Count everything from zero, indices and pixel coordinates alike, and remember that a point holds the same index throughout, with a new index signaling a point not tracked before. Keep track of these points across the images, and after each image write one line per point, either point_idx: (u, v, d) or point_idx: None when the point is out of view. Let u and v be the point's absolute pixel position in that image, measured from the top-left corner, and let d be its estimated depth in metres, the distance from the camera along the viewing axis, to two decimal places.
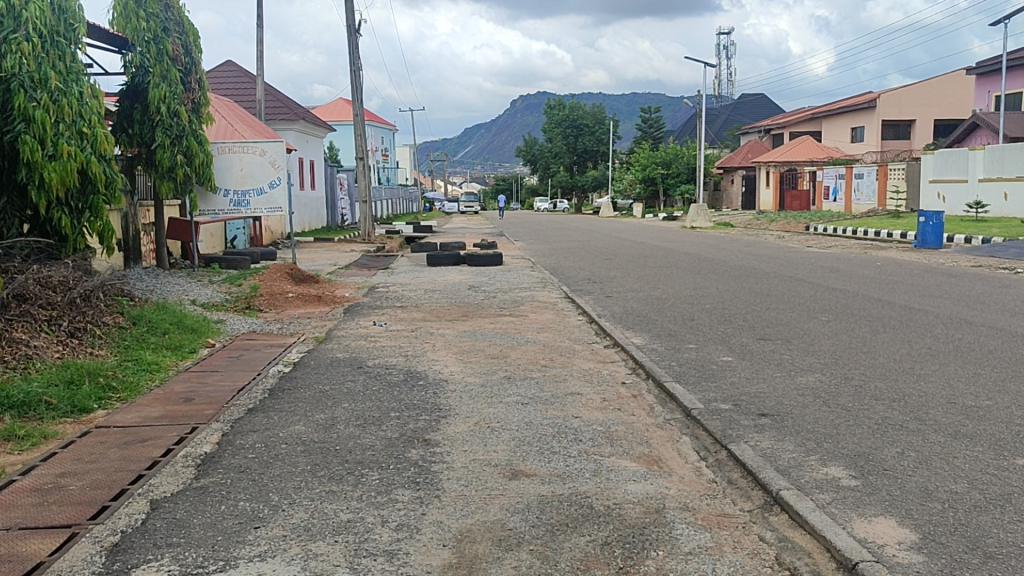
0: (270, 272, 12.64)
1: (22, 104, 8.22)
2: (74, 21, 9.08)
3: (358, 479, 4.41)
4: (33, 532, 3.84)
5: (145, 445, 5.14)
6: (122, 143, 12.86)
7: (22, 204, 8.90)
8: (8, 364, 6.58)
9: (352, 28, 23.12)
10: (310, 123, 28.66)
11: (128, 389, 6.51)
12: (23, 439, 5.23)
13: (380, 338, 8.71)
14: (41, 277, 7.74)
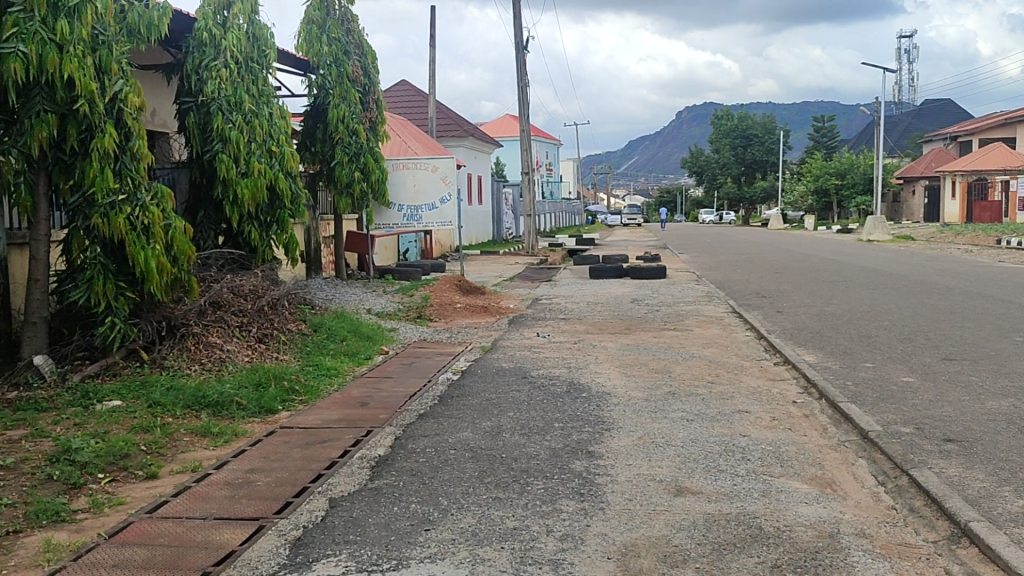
0: (440, 283, 13.04)
1: (220, 126, 8.94)
2: (266, 48, 9.72)
3: (523, 487, 4.48)
4: (225, 522, 4.15)
5: (325, 446, 5.43)
6: (306, 160, 13.77)
7: (218, 218, 9.67)
8: (206, 367, 7.25)
9: (519, 43, 23.53)
10: (479, 140, 29.45)
11: (310, 392, 6.90)
12: (218, 436, 5.67)
13: (544, 349, 8.80)
14: (235, 286, 8.36)
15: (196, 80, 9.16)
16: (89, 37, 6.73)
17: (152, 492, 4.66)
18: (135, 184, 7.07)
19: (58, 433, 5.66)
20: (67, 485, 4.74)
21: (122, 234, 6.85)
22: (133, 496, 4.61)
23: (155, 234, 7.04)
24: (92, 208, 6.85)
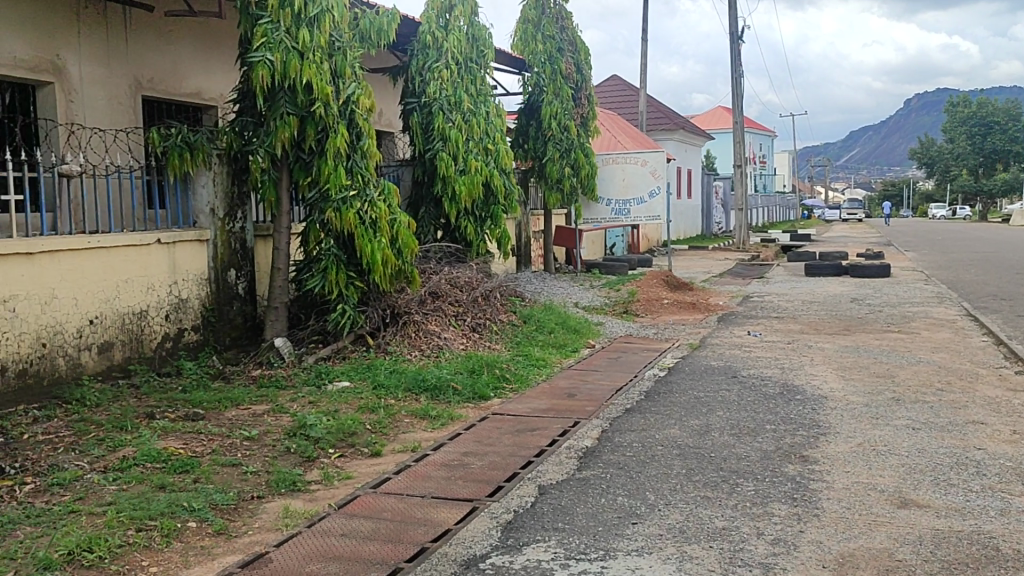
0: (647, 278, 12.97)
1: (441, 125, 9.41)
2: (485, 48, 10.07)
3: (733, 488, 4.39)
4: (442, 502, 4.38)
5: (534, 434, 5.57)
6: (519, 157, 14.08)
7: (438, 213, 10.06)
8: (425, 353, 7.72)
9: (735, 33, 22.88)
10: (690, 133, 28.92)
11: (520, 380, 7.10)
12: (435, 419, 5.98)
13: (755, 349, 8.55)
14: (452, 278, 8.86)
15: (420, 81, 9.55)
16: (327, 44, 7.27)
17: (376, 469, 4.99)
18: (364, 181, 7.59)
19: (295, 409, 6.19)
20: (302, 457, 5.17)
21: (352, 228, 7.36)
22: (359, 471, 4.97)
23: (381, 228, 7.54)
24: (327, 203, 7.41)
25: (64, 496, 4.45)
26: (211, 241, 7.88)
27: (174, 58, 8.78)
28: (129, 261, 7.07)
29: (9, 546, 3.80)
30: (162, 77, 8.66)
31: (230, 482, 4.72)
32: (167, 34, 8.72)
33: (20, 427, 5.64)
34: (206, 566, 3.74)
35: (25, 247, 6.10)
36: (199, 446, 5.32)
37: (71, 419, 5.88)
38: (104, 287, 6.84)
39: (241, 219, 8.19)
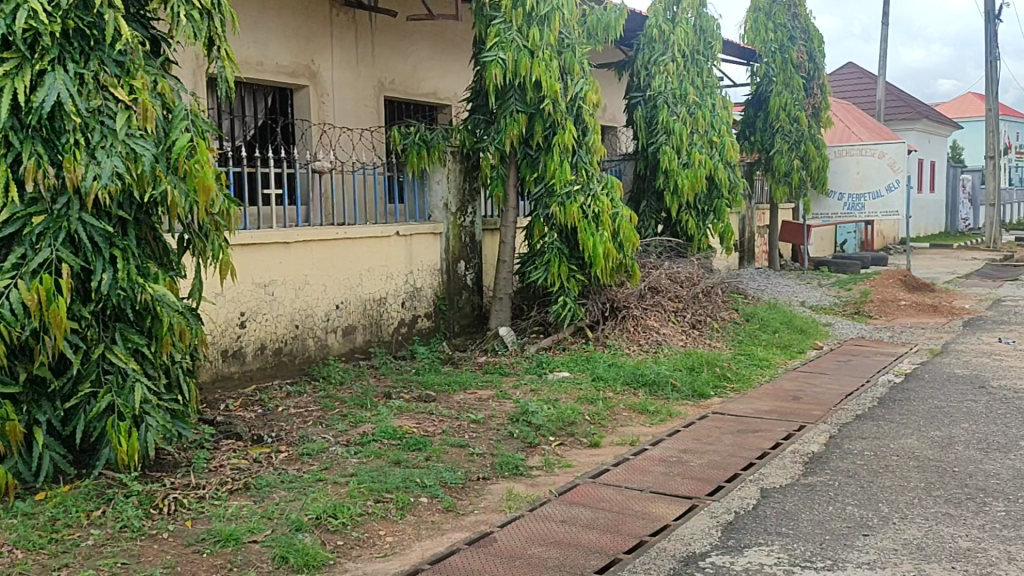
0: (882, 278, 12.20)
1: (666, 119, 9.38)
2: (712, 39, 9.86)
3: (980, 507, 4.05)
4: (660, 497, 4.39)
5: (757, 435, 5.42)
6: (745, 150, 13.72)
7: (659, 207, 10.03)
8: (644, 347, 7.77)
9: (991, 12, 20.91)
10: (935, 122, 26.76)
11: (741, 380, 6.93)
12: (654, 414, 5.98)
13: (1008, 357, 7.81)
14: (673, 273, 8.89)
15: (645, 75, 9.53)
16: (556, 41, 7.45)
17: (595, 460, 5.08)
18: (588, 175, 7.72)
19: (518, 396, 6.40)
20: (525, 443, 5.35)
21: (575, 221, 7.51)
22: (579, 460, 5.07)
23: (604, 222, 7.58)
24: (552, 197, 7.62)
25: (313, 464, 4.88)
26: (444, 234, 8.30)
27: (413, 60, 9.31)
28: (371, 252, 7.59)
29: (267, 506, 4.23)
30: (402, 79, 9.20)
31: (458, 462, 4.97)
32: (408, 38, 9.25)
33: (276, 400, 6.24)
34: (436, 540, 3.98)
35: (283, 237, 6.72)
36: (430, 426, 5.65)
37: (319, 395, 6.42)
38: (348, 275, 7.38)
39: (471, 214, 8.55)
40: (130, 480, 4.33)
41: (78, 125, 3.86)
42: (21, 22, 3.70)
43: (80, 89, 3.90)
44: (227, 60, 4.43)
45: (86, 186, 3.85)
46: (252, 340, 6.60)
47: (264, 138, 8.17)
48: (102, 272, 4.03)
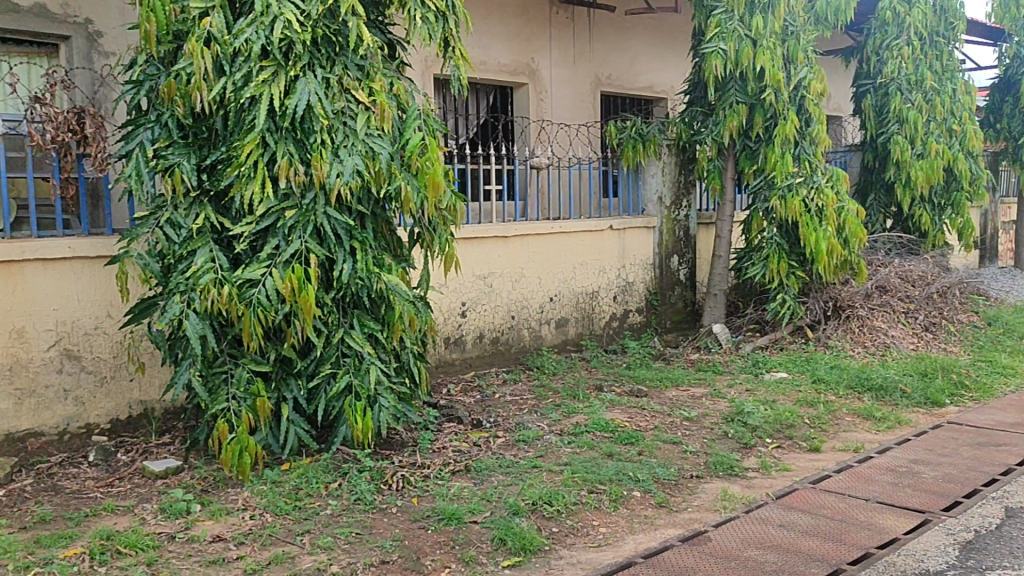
0: None
1: (898, 107, 8.79)
2: (955, 20, 9.10)
3: None
4: (889, 509, 4.15)
5: (1000, 450, 4.98)
6: (989, 138, 12.63)
7: (888, 201, 9.44)
8: (870, 350, 7.36)
9: None
10: None
11: (982, 388, 6.39)
12: (881, 421, 5.64)
13: None
14: (903, 271, 8.32)
15: (876, 61, 9.04)
16: (780, 29, 7.16)
17: (815, 465, 4.87)
18: (812, 168, 7.40)
19: (733, 396, 6.25)
20: (740, 443, 5.22)
21: (796, 216, 7.20)
22: (798, 465, 4.88)
23: (828, 216, 7.27)
24: (772, 190, 7.37)
25: (528, 451, 5.02)
26: (658, 229, 8.24)
27: (630, 55, 9.30)
28: (585, 246, 7.68)
29: (486, 489, 4.41)
30: (619, 74, 9.22)
31: (671, 458, 4.94)
32: (625, 34, 9.26)
33: (493, 387, 6.47)
34: (648, 535, 3.97)
35: (501, 231, 6.94)
36: (643, 421, 5.64)
37: (533, 384, 6.59)
38: (564, 268, 7.51)
39: (686, 208, 8.41)
40: (364, 457, 4.65)
41: (324, 126, 4.17)
42: (277, 32, 4.03)
43: (326, 93, 4.23)
44: (460, 61, 4.65)
45: (332, 182, 4.17)
46: (472, 329, 6.87)
47: (485, 135, 8.45)
48: (342, 262, 4.36)
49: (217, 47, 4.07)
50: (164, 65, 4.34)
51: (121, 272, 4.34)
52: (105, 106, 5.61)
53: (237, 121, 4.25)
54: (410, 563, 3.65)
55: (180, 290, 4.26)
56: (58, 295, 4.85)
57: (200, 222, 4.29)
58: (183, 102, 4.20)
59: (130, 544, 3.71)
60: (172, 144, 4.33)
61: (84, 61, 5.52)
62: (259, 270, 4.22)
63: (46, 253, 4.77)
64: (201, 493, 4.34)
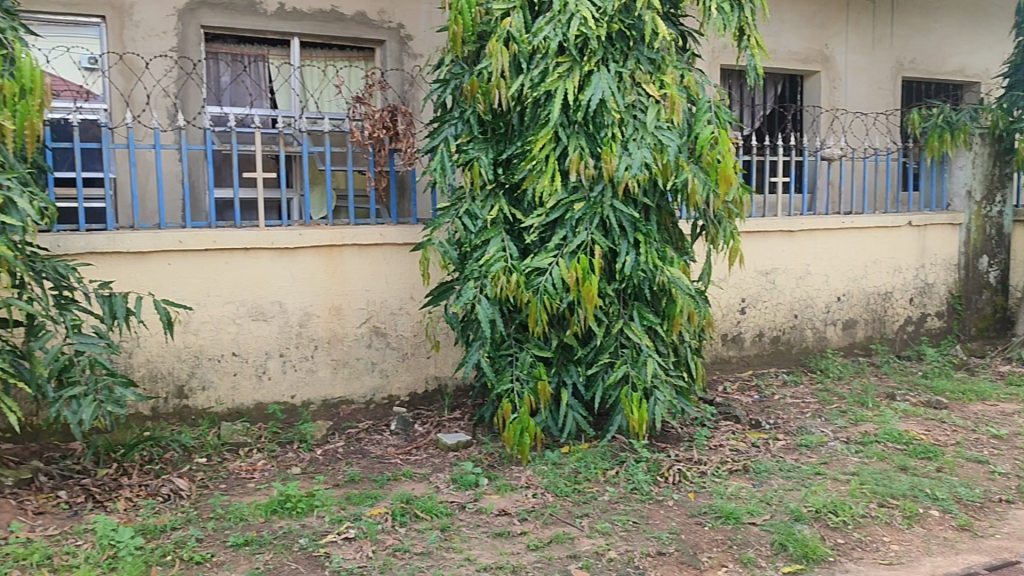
0: None
1: None
2: None
3: None
4: None
5: None
6: None
7: None
8: None
9: None
10: None
11: None
12: None
13: None
14: None
15: None
16: None
17: None
18: None
19: None
20: None
21: None
22: None
23: None
24: None
25: (812, 457, 4.79)
26: (966, 226, 7.49)
27: (938, 37, 8.53)
28: (880, 243, 7.16)
29: (766, 492, 4.27)
30: (925, 58, 8.49)
31: (975, 478, 4.49)
32: (933, 14, 8.50)
33: (772, 388, 6.24)
34: (949, 559, 3.65)
35: (787, 226, 6.66)
36: (942, 435, 5.17)
37: (816, 387, 6.28)
38: (854, 266, 7.06)
39: (1000, 204, 7.57)
40: (640, 447, 4.69)
41: (615, 120, 4.24)
42: (573, 29, 4.13)
43: (618, 87, 4.29)
44: (756, 49, 4.52)
45: (620, 175, 4.22)
46: (751, 327, 6.67)
47: (772, 126, 8.14)
48: (625, 254, 4.42)
49: (517, 46, 4.25)
50: (468, 64, 4.61)
51: (423, 258, 4.67)
52: (413, 104, 6.08)
53: (532, 116, 4.41)
54: (687, 557, 3.63)
55: (474, 276, 4.51)
56: (369, 277, 5.34)
57: (494, 212, 4.53)
58: (484, 99, 4.43)
59: (426, 510, 4.01)
60: (472, 139, 4.61)
61: (396, 63, 6.01)
62: (547, 259, 4.39)
63: (362, 239, 5.27)
64: (488, 468, 4.60)
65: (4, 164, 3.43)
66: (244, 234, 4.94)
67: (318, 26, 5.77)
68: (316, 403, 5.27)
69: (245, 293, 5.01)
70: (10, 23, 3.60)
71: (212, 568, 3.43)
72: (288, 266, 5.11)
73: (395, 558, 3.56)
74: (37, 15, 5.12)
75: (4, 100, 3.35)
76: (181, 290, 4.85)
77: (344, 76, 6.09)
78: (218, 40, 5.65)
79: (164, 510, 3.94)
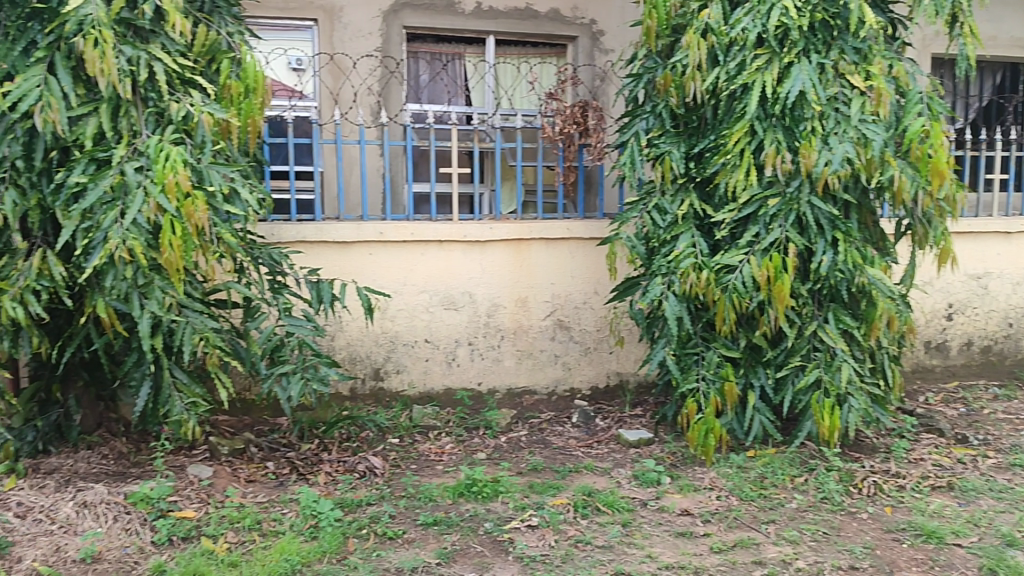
0: None
1: None
2: None
3: None
4: None
5: None
6: None
7: None
8: None
9: None
10: None
11: None
12: None
13: None
14: None
15: None
16: None
17: None
18: None
19: None
20: None
21: None
22: None
23: None
24: None
25: None
26: None
27: None
28: None
29: (973, 512, 3.97)
30: None
31: None
32: None
33: (982, 401, 5.78)
34: None
35: (1004, 227, 6.14)
36: None
37: None
38: None
39: None
40: (832, 455, 4.47)
41: (816, 113, 4.06)
42: (774, 19, 3.98)
43: (820, 79, 4.11)
44: (972, 36, 4.20)
45: (819, 170, 4.04)
46: (959, 335, 6.21)
47: (989, 119, 7.52)
48: (822, 253, 4.23)
49: (714, 38, 4.15)
50: (662, 58, 4.56)
51: (611, 253, 4.65)
52: (604, 99, 6.08)
53: (726, 110, 4.30)
54: (883, 574, 3.43)
55: (662, 272, 4.45)
56: (556, 271, 5.40)
57: (685, 208, 4.46)
58: (677, 93, 4.37)
59: (608, 504, 4.02)
60: (664, 134, 4.55)
61: (588, 59, 6.04)
62: (738, 256, 4.28)
63: (550, 233, 5.33)
64: (670, 467, 4.55)
65: (229, 158, 3.72)
66: (438, 227, 5.13)
67: (513, 23, 5.89)
68: (501, 391, 5.40)
69: (438, 283, 5.21)
70: (239, 27, 3.89)
71: (404, 544, 3.60)
72: (479, 258, 5.25)
73: (578, 549, 3.59)
74: (258, 19, 5.53)
75: (230, 98, 3.65)
76: (380, 279, 5.10)
77: (537, 72, 6.19)
78: (419, 39, 5.89)
79: (360, 486, 4.17)
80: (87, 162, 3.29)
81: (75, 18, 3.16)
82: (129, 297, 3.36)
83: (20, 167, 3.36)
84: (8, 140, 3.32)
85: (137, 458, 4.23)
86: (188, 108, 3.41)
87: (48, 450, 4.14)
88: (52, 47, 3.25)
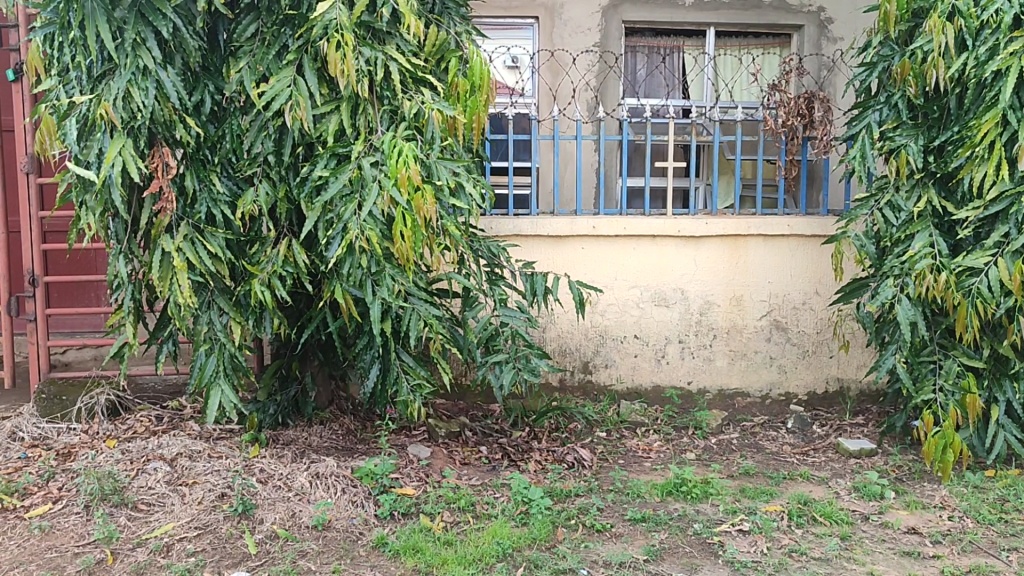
0: None
1: None
2: None
3: None
4: None
5: None
6: None
7: None
8: None
9: None
10: None
11: None
12: None
13: None
14: None
15: None
16: None
17: None
18: None
19: None
20: None
21: None
22: None
23: None
24: None
25: None
26: None
27: None
28: None
29: None
30: None
31: None
32: None
33: None
34: None
35: None
36: None
37: None
38: None
39: None
40: None
41: None
42: None
43: None
44: None
45: None
46: None
47: None
48: None
49: (962, 21, 3.85)
50: (899, 45, 4.25)
51: (837, 252, 4.41)
52: (831, 90, 5.79)
53: (975, 98, 3.94)
54: None
55: (894, 273, 4.18)
56: (774, 269, 5.20)
57: (921, 205, 4.16)
58: (917, 82, 4.07)
59: (826, 514, 3.82)
60: (900, 126, 4.25)
61: (814, 48, 5.78)
62: (984, 258, 3.94)
63: (769, 230, 5.13)
64: (896, 481, 4.25)
65: (455, 153, 3.86)
66: (653, 223, 5.08)
67: (735, 14, 5.73)
68: (712, 392, 5.29)
69: (650, 280, 5.16)
70: (466, 26, 4.06)
71: (612, 538, 3.60)
72: (693, 255, 5.16)
73: (792, 559, 3.44)
74: (483, 19, 5.73)
75: (457, 95, 3.78)
76: (592, 274, 5.14)
77: (759, 64, 6.00)
78: (637, 34, 5.87)
79: (569, 476, 4.22)
80: (329, 157, 3.53)
81: (322, 23, 3.39)
82: (364, 283, 3.58)
83: (272, 161, 3.68)
84: (263, 137, 3.64)
85: (363, 435, 4.52)
86: (420, 105, 3.57)
87: (287, 422, 4.49)
88: (301, 50, 3.51)
